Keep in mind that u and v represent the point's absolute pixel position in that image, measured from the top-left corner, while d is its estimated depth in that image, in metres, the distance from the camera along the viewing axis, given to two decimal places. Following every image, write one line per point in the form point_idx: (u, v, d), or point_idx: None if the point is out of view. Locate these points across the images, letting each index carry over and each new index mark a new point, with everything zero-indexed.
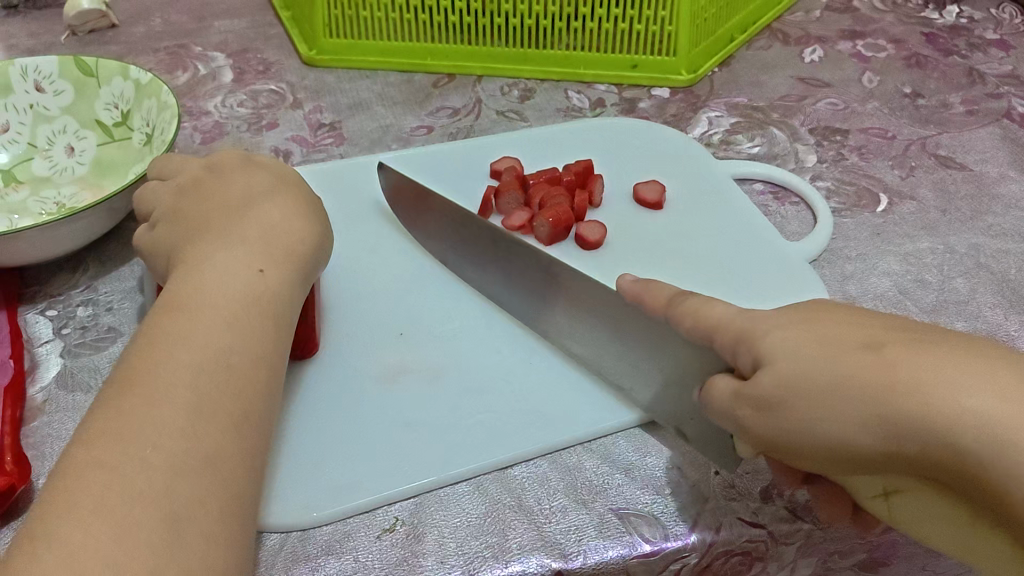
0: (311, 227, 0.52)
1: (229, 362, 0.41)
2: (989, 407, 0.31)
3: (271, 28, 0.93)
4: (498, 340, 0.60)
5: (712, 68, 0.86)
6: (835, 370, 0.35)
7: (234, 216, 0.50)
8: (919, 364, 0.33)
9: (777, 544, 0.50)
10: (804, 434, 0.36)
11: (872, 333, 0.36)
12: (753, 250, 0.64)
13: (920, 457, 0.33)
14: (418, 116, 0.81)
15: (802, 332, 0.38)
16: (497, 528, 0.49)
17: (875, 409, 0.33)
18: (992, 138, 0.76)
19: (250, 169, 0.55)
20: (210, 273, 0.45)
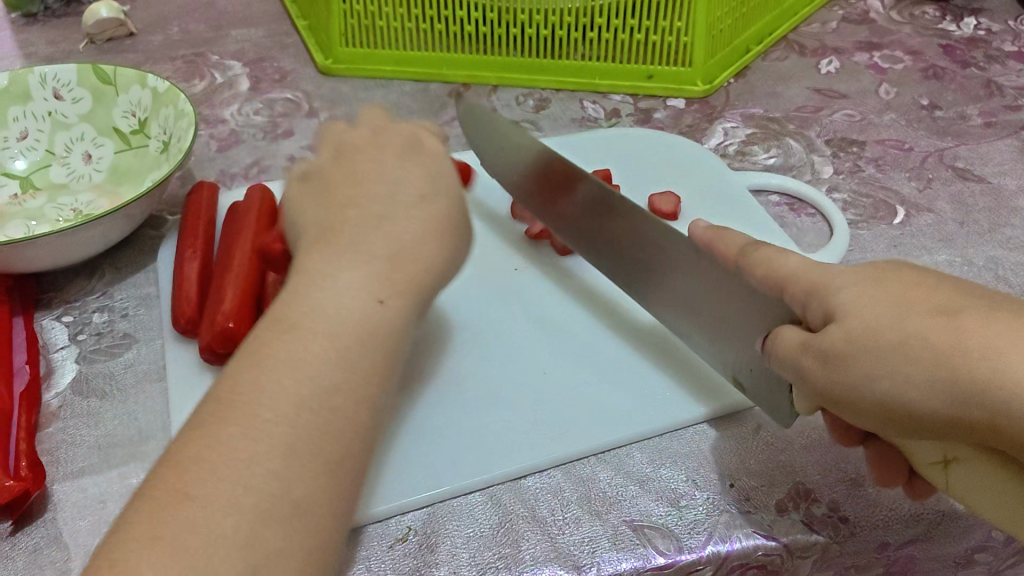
0: (443, 247, 0.45)
1: (329, 396, 0.37)
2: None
3: (287, 37, 0.94)
4: (546, 339, 0.61)
5: (728, 79, 0.86)
6: (904, 332, 0.34)
7: (367, 221, 0.44)
8: (1004, 336, 0.31)
9: (793, 557, 0.49)
10: (874, 393, 0.35)
11: (953, 292, 0.34)
12: (780, 240, 0.66)
13: (991, 426, 0.31)
14: (433, 125, 0.81)
15: (874, 284, 0.36)
16: (510, 538, 0.49)
17: (945, 374, 0.32)
18: (1010, 151, 0.75)
19: (405, 158, 0.48)
20: (327, 294, 0.40)
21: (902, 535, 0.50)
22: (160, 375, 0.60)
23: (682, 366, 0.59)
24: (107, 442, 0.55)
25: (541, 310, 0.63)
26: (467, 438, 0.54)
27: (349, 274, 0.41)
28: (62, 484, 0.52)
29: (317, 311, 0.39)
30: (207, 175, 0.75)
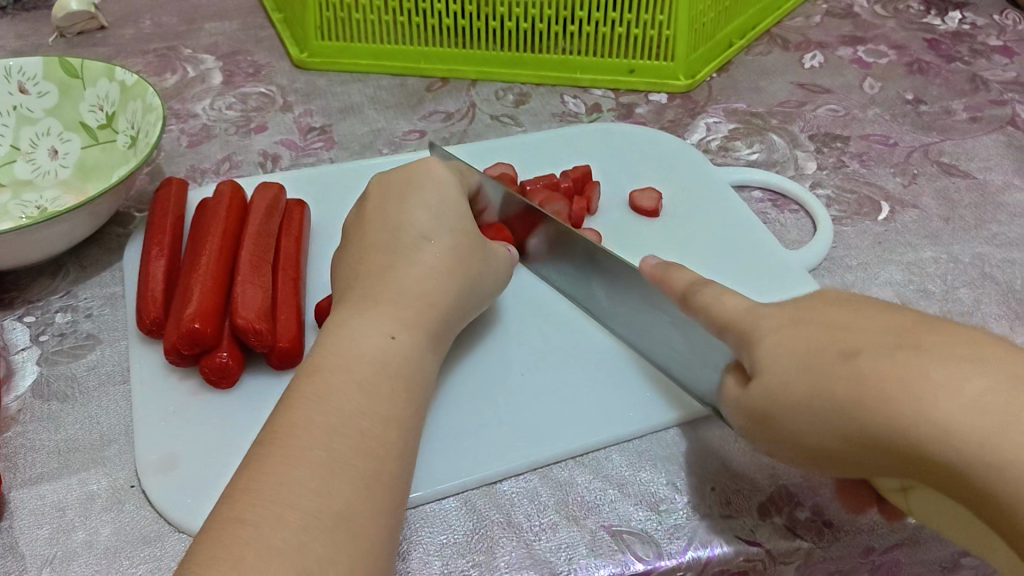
0: (448, 292, 0.51)
1: (359, 424, 0.40)
2: (952, 416, 0.29)
3: (262, 30, 0.92)
4: (531, 338, 0.59)
5: (710, 73, 0.85)
6: (807, 379, 0.34)
7: (381, 266, 0.51)
8: (896, 373, 0.31)
9: (775, 563, 0.48)
10: (802, 441, 0.35)
11: (858, 329, 0.34)
12: (746, 267, 0.62)
13: (900, 464, 0.31)
14: (410, 120, 0.79)
15: (789, 334, 0.36)
16: (484, 545, 0.47)
17: (841, 417, 0.32)
18: (996, 146, 0.74)
19: (413, 193, 0.55)
20: (350, 334, 0.45)
21: (887, 540, 0.48)
22: (124, 376, 0.58)
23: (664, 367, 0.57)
24: (67, 446, 0.53)
25: (522, 308, 0.62)
26: (445, 439, 0.53)
27: (369, 314, 0.47)
28: (19, 491, 0.50)
29: (339, 351, 0.44)
30: (176, 171, 0.72)
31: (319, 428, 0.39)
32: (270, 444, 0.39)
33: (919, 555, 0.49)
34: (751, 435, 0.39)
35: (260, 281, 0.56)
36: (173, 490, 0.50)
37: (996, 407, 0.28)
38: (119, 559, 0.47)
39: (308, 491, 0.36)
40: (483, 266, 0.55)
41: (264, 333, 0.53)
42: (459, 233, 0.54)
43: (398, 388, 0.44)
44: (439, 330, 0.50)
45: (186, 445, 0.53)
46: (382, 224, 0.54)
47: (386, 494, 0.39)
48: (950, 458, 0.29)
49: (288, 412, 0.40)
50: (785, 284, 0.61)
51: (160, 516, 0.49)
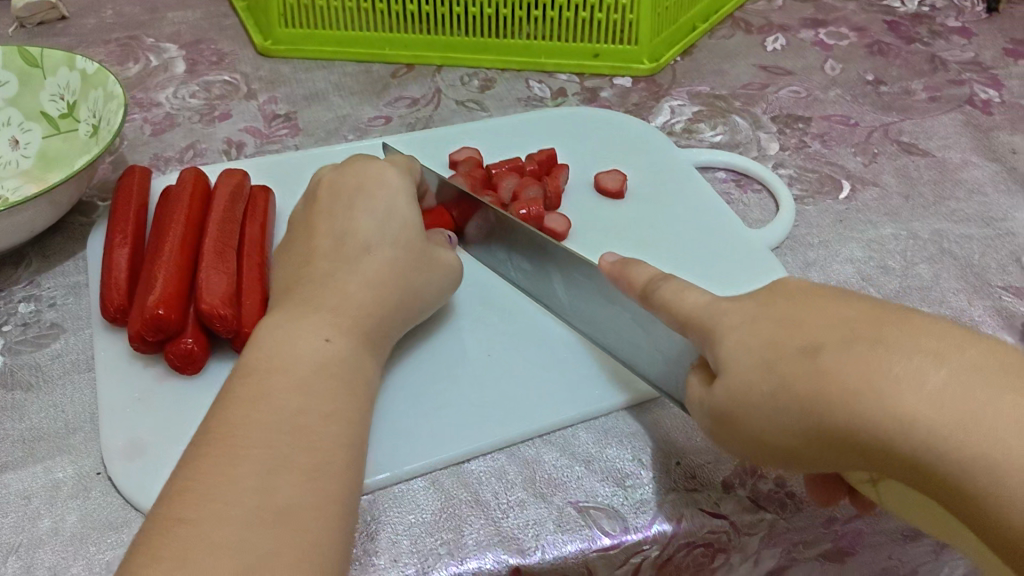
0: (384, 302, 0.51)
1: (300, 420, 0.41)
2: (917, 410, 0.29)
3: (225, 18, 0.91)
4: (496, 322, 0.59)
5: (674, 57, 0.85)
6: (776, 380, 0.34)
7: (320, 274, 0.51)
8: (858, 367, 0.31)
9: (740, 534, 0.49)
10: (771, 437, 0.36)
11: (822, 323, 0.34)
12: (711, 249, 0.63)
13: (865, 458, 0.32)
14: (375, 106, 0.79)
15: (754, 331, 0.37)
16: (452, 524, 0.48)
17: (811, 416, 0.33)
18: (954, 124, 0.75)
19: (362, 199, 0.55)
20: (281, 337, 0.46)
21: (848, 509, 0.50)
22: (89, 364, 0.57)
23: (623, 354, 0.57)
24: (32, 436, 0.53)
25: (486, 289, 0.62)
26: (409, 421, 0.53)
27: (305, 318, 0.47)
28: None
29: (273, 354, 0.44)
30: (140, 161, 0.72)
31: (257, 426, 0.40)
32: (210, 443, 0.39)
33: (881, 523, 0.50)
34: (724, 437, 0.39)
35: (225, 267, 0.56)
36: (139, 476, 0.50)
37: (962, 395, 0.28)
38: (85, 544, 0.47)
39: (252, 488, 0.37)
40: (433, 273, 0.55)
41: (229, 318, 0.53)
42: (402, 241, 0.53)
43: (339, 387, 0.44)
44: (374, 337, 0.50)
45: (152, 430, 0.52)
46: (327, 229, 0.54)
47: (335, 485, 0.40)
48: (923, 452, 0.29)
49: (230, 412, 0.41)
50: (706, 263, 0.62)
51: (126, 502, 0.49)
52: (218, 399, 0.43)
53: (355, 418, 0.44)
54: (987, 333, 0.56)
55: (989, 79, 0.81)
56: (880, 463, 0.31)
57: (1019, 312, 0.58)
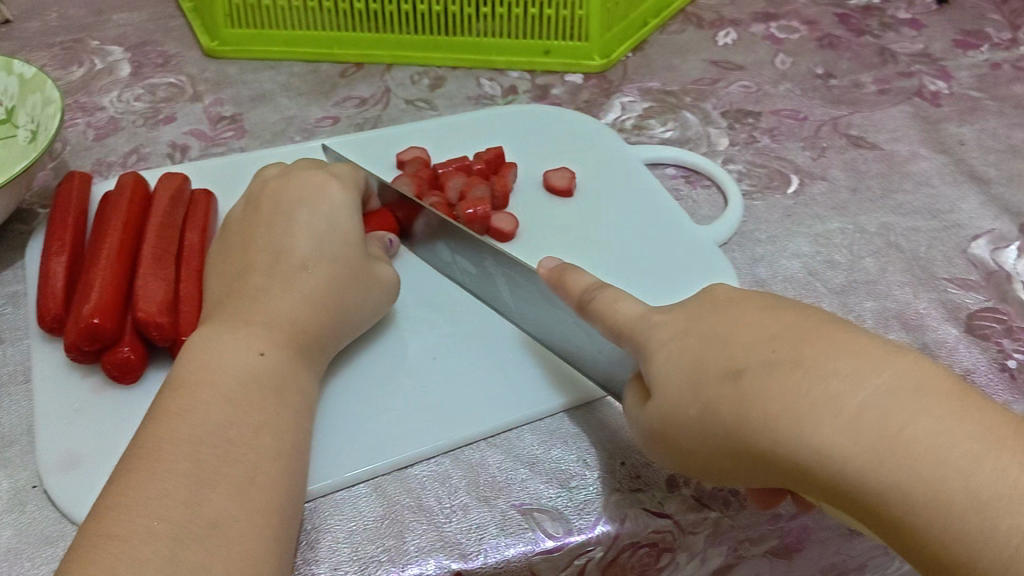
0: (319, 321, 0.50)
1: (228, 431, 0.41)
2: (831, 436, 0.32)
3: (172, 20, 0.89)
4: (443, 324, 0.59)
5: (625, 53, 0.85)
6: (703, 404, 0.37)
7: (255, 289, 0.50)
8: (778, 392, 0.34)
9: (683, 533, 0.49)
10: (698, 452, 0.39)
11: (747, 345, 0.37)
12: (659, 246, 0.63)
13: (784, 474, 0.35)
14: (323, 106, 0.78)
15: (682, 349, 0.40)
16: (394, 530, 0.47)
17: (735, 437, 0.36)
18: (903, 117, 0.75)
19: (303, 210, 0.54)
20: (210, 354, 0.45)
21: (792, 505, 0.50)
22: (26, 375, 0.56)
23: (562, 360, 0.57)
24: None
25: (432, 291, 0.61)
26: (352, 427, 0.52)
27: (236, 334, 0.47)
28: None
29: (202, 366, 0.44)
30: (82, 166, 0.71)
31: (185, 440, 0.40)
32: (139, 459, 0.40)
33: (826, 519, 0.50)
34: (658, 450, 0.42)
35: (163, 274, 0.55)
36: (76, 489, 0.49)
37: (876, 420, 0.31)
38: (18, 560, 0.46)
39: (178, 503, 0.37)
40: (371, 292, 0.54)
41: (167, 327, 0.52)
42: (341, 259, 0.52)
43: (270, 398, 0.44)
44: (307, 353, 0.49)
45: (90, 441, 0.51)
46: (265, 242, 0.52)
47: (265, 496, 0.40)
48: (844, 477, 0.32)
49: (160, 426, 0.41)
50: (639, 268, 0.61)
51: (62, 515, 0.48)
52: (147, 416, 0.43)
53: (285, 429, 0.44)
54: (930, 326, 0.57)
55: (938, 71, 0.81)
56: (804, 483, 0.34)
57: (963, 305, 0.58)
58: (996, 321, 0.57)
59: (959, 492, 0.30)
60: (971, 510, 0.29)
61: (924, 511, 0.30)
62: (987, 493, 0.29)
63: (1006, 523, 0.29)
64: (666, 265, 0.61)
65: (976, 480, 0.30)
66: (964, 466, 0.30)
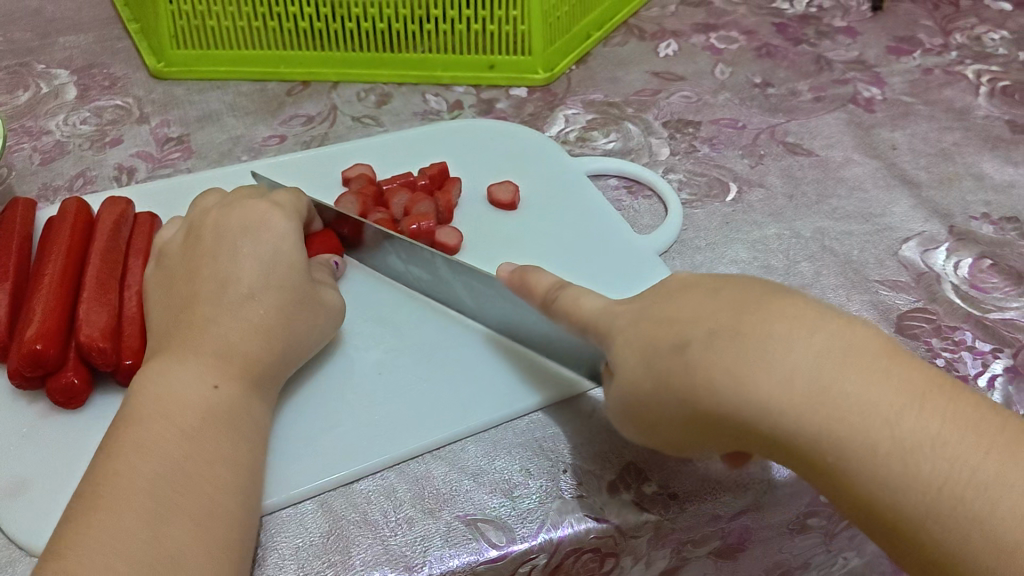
0: (271, 347, 0.50)
1: (185, 467, 0.42)
2: (771, 396, 0.35)
3: (119, 41, 0.90)
4: (392, 337, 0.60)
5: (569, 66, 0.86)
6: (658, 376, 0.40)
7: (202, 321, 0.50)
8: (720, 359, 0.36)
9: (625, 538, 0.50)
10: (658, 420, 0.41)
11: (692, 319, 0.39)
12: (607, 246, 0.65)
13: (732, 433, 0.37)
14: (270, 125, 0.79)
15: (640, 330, 0.42)
16: (339, 545, 0.48)
17: (687, 405, 0.38)
18: (838, 124, 0.77)
19: (248, 238, 0.54)
20: (162, 390, 0.46)
21: (732, 507, 0.51)
22: None
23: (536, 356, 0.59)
24: None
25: (379, 307, 0.62)
26: (299, 444, 0.53)
27: (187, 365, 0.47)
28: None
29: (155, 402, 0.45)
30: (27, 191, 0.71)
31: (139, 476, 0.41)
32: (95, 495, 0.41)
33: (765, 518, 0.52)
34: (631, 425, 0.45)
35: (107, 299, 0.55)
36: (23, 514, 0.49)
37: (811, 379, 0.34)
38: None
39: (138, 540, 0.39)
40: (320, 314, 0.54)
41: (109, 352, 0.52)
42: (287, 285, 0.53)
43: (226, 432, 0.45)
44: (262, 379, 0.50)
45: (36, 466, 0.52)
46: (209, 273, 0.53)
47: (223, 528, 0.41)
48: (781, 429, 0.35)
49: (111, 463, 0.42)
50: (590, 264, 0.64)
51: (9, 540, 0.49)
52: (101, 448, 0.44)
53: (242, 461, 0.45)
54: None
55: (872, 78, 0.83)
56: (744, 436, 0.37)
57: (894, 306, 0.60)
58: (926, 321, 0.59)
59: (889, 439, 0.33)
60: (896, 456, 0.33)
61: (856, 457, 0.34)
62: (910, 438, 0.33)
63: (929, 464, 0.33)
64: (615, 263, 0.64)
65: (899, 428, 0.33)
66: (891, 415, 0.33)
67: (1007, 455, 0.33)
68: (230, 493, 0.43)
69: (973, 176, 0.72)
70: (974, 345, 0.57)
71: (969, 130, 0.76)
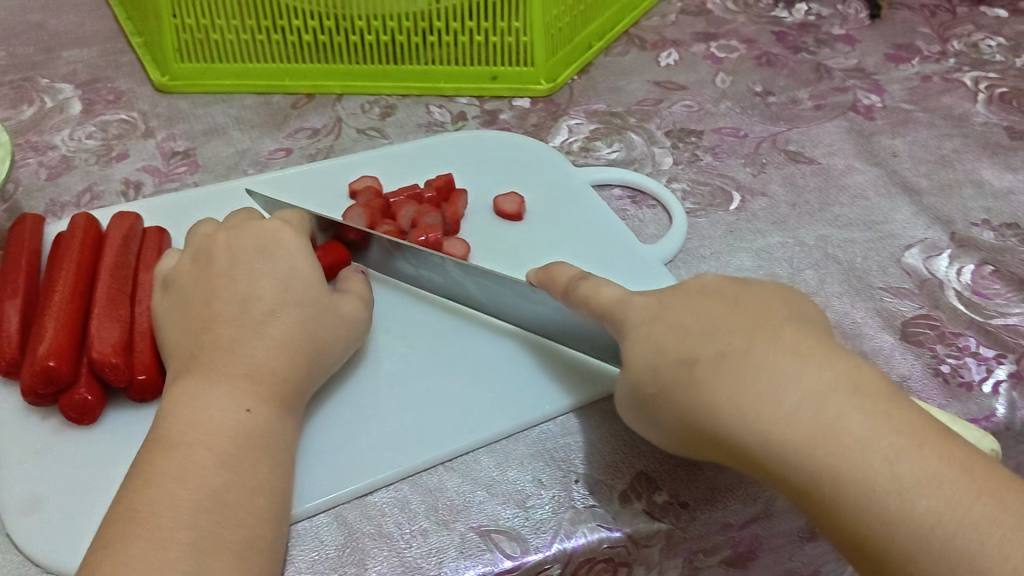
0: (297, 364, 0.51)
1: (224, 495, 0.43)
2: (773, 418, 0.39)
3: (121, 55, 0.90)
4: (402, 347, 0.60)
5: (572, 76, 0.87)
6: (662, 384, 0.44)
7: (227, 342, 0.50)
8: (729, 382, 0.41)
9: (638, 547, 0.51)
10: (659, 423, 0.46)
11: (707, 339, 0.43)
12: (613, 250, 0.66)
13: (729, 451, 0.41)
14: (276, 138, 0.79)
15: (653, 331, 0.46)
16: (355, 558, 0.49)
17: (691, 417, 0.42)
18: (839, 132, 0.78)
19: (261, 261, 0.55)
20: (197, 414, 0.46)
21: (742, 515, 0.51)
22: None
23: (560, 355, 0.60)
24: None
25: (389, 316, 0.62)
26: (313, 456, 0.53)
27: (223, 386, 0.47)
28: None
29: (189, 426, 0.45)
30: (35, 207, 0.71)
31: (179, 504, 0.41)
32: (124, 525, 0.41)
33: (775, 526, 0.52)
34: (644, 428, 0.48)
35: (118, 315, 0.56)
36: (39, 531, 0.50)
37: (815, 413, 0.38)
38: None
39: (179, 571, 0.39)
40: (340, 326, 0.55)
41: (121, 367, 0.53)
42: (305, 301, 0.53)
43: (263, 459, 0.46)
44: (291, 398, 0.50)
45: (50, 483, 0.52)
46: (227, 294, 0.53)
47: (249, 552, 0.42)
48: (779, 461, 0.39)
49: (148, 490, 0.42)
50: (601, 261, 0.65)
51: (27, 558, 0.49)
52: (134, 472, 0.44)
53: (272, 484, 0.45)
54: (867, 335, 0.59)
55: (871, 85, 0.84)
56: (746, 464, 0.41)
57: (899, 313, 0.61)
58: (929, 327, 0.60)
59: (885, 476, 0.36)
60: (892, 493, 0.36)
61: (851, 493, 0.37)
62: (907, 479, 0.36)
63: (923, 503, 0.36)
64: (622, 264, 0.65)
65: (897, 468, 0.36)
66: (890, 454, 0.37)
67: (994, 499, 0.36)
68: (265, 520, 0.44)
69: (973, 182, 0.72)
70: (978, 351, 0.58)
71: (968, 137, 0.77)
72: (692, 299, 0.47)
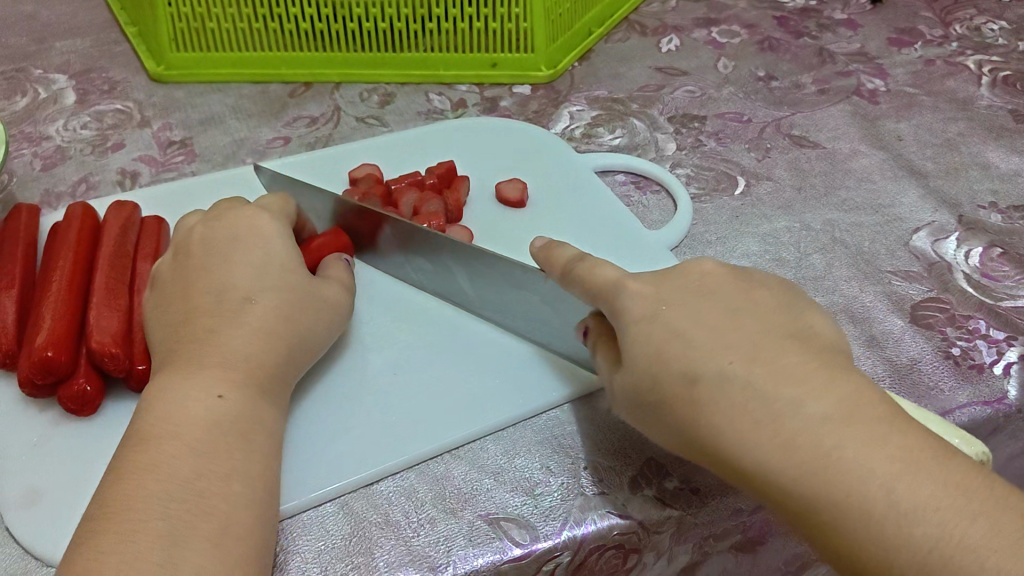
0: (272, 353, 0.50)
1: (199, 484, 0.41)
2: (771, 443, 0.37)
3: (116, 45, 0.89)
4: (406, 338, 0.59)
5: (572, 63, 0.86)
6: (660, 394, 0.42)
7: (202, 332, 0.49)
8: (727, 403, 0.38)
9: (648, 534, 0.50)
10: (660, 432, 0.44)
11: (702, 349, 0.40)
12: (617, 236, 0.65)
13: (727, 470, 0.39)
14: (273, 127, 0.78)
15: (646, 334, 0.43)
16: (362, 547, 0.48)
17: (690, 433, 0.40)
18: (842, 116, 0.78)
19: (241, 249, 0.54)
20: (166, 405, 0.45)
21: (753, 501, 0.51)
22: None
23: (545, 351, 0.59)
24: None
25: (390, 307, 0.62)
26: (318, 448, 0.52)
27: (188, 379, 0.46)
28: None
29: (168, 416, 0.44)
30: (29, 197, 0.70)
31: (156, 497, 0.40)
32: (108, 518, 0.40)
33: None
34: (641, 424, 0.46)
35: (117, 304, 0.55)
36: (37, 524, 0.49)
37: (811, 441, 0.36)
38: None
39: (154, 564, 0.38)
40: (321, 314, 0.54)
41: (121, 357, 0.52)
42: (283, 287, 0.52)
43: (236, 442, 0.44)
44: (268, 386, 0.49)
45: (48, 476, 0.51)
46: (207, 283, 0.52)
47: (240, 544, 0.41)
48: (776, 487, 0.36)
49: (122, 483, 0.41)
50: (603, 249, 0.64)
51: (25, 551, 0.48)
52: (112, 464, 0.43)
53: (257, 474, 0.44)
54: (876, 318, 0.58)
55: (874, 69, 0.83)
56: (747, 487, 0.39)
57: (908, 296, 0.60)
58: (939, 310, 0.59)
59: (883, 504, 0.34)
60: (889, 519, 0.33)
61: (848, 522, 0.34)
62: (905, 504, 0.33)
63: (920, 531, 0.33)
64: (624, 250, 0.64)
65: (895, 495, 0.34)
66: (887, 480, 0.34)
67: (995, 522, 0.33)
68: (246, 510, 0.42)
69: (979, 165, 0.72)
70: (988, 333, 0.57)
71: (973, 120, 0.77)
72: (690, 298, 0.44)
